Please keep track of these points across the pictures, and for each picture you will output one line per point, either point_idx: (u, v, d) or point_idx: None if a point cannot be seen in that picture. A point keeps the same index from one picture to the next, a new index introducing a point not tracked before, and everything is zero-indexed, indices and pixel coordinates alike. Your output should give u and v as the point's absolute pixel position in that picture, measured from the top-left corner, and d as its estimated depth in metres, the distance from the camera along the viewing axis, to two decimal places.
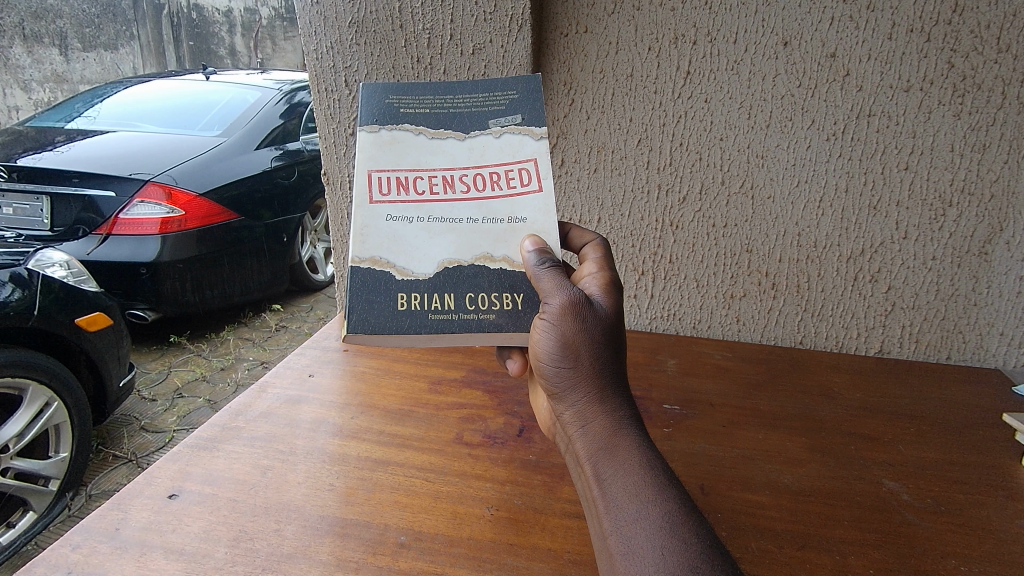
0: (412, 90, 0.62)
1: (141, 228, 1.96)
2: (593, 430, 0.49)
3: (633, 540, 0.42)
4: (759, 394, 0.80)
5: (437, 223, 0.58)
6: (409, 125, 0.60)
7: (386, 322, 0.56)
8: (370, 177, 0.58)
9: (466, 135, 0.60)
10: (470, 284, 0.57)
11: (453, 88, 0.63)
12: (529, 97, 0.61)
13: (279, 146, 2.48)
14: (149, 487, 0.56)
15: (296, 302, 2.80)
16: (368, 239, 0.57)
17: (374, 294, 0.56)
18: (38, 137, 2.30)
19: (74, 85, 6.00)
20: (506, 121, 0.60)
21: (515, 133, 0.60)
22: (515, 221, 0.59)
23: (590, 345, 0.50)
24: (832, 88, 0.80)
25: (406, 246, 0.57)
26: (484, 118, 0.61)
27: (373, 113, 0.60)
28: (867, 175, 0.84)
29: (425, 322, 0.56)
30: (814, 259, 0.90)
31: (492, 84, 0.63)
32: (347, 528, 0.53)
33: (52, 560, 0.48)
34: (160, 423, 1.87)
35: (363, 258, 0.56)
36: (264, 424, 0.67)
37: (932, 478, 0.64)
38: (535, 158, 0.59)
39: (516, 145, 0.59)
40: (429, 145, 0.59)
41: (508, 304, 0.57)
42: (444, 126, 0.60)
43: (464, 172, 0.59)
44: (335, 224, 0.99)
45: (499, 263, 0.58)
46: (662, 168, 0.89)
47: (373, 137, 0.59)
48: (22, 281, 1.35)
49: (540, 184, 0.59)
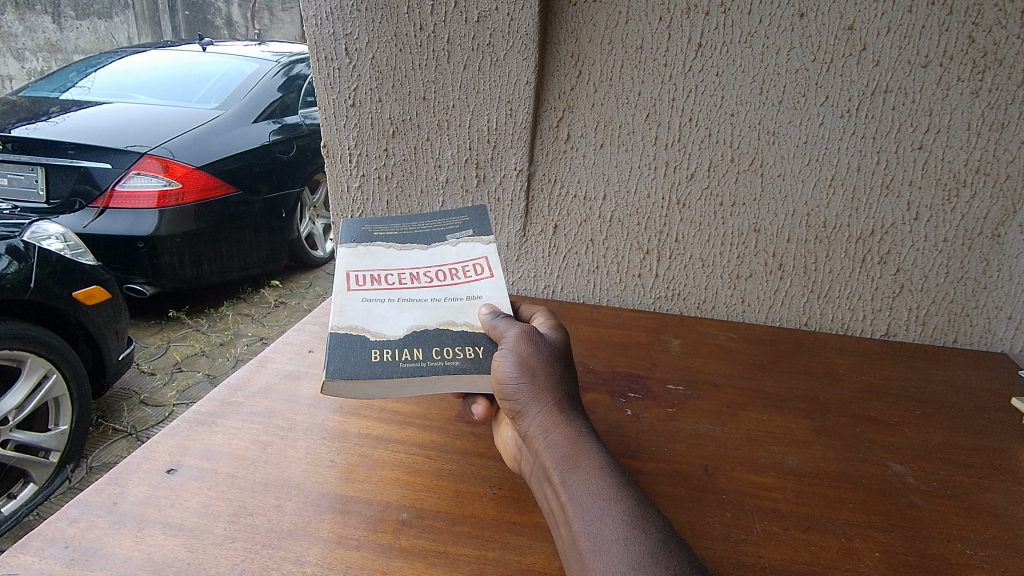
0: (383, 223, 0.74)
1: (138, 201, 1.93)
2: (555, 440, 0.48)
3: (599, 535, 0.41)
4: (764, 375, 0.80)
5: (406, 302, 0.63)
6: (380, 242, 0.70)
7: (362, 369, 0.53)
8: (348, 275, 0.65)
9: (428, 245, 0.70)
10: (436, 341, 0.58)
11: (416, 219, 0.75)
12: (478, 219, 0.75)
13: (278, 120, 2.45)
14: (147, 461, 0.56)
15: (295, 279, 2.79)
16: (344, 313, 0.60)
17: (350, 351, 0.55)
18: (32, 106, 2.26)
19: (68, 54, 5.90)
20: (460, 235, 0.72)
21: (468, 242, 0.71)
22: (472, 299, 0.64)
23: (546, 362, 0.52)
24: (848, 63, 0.78)
25: (379, 318, 0.60)
26: (443, 235, 0.72)
27: (352, 236, 0.71)
28: (881, 154, 0.82)
29: (397, 369, 0.54)
30: (823, 239, 0.89)
31: (447, 214, 0.76)
32: (348, 505, 0.52)
33: (49, 534, 0.47)
34: (159, 397, 1.87)
35: (340, 327, 0.58)
36: (264, 400, 0.67)
37: (938, 461, 0.64)
38: (487, 255, 0.69)
39: (470, 249, 0.70)
40: (398, 254, 0.68)
41: (470, 353, 0.56)
42: (410, 241, 0.70)
43: (428, 269, 0.67)
44: (335, 196, 0.97)
45: (461, 327, 0.60)
46: (670, 144, 0.86)
47: (352, 251, 0.68)
48: (19, 254, 1.33)
49: (491, 273, 0.67)
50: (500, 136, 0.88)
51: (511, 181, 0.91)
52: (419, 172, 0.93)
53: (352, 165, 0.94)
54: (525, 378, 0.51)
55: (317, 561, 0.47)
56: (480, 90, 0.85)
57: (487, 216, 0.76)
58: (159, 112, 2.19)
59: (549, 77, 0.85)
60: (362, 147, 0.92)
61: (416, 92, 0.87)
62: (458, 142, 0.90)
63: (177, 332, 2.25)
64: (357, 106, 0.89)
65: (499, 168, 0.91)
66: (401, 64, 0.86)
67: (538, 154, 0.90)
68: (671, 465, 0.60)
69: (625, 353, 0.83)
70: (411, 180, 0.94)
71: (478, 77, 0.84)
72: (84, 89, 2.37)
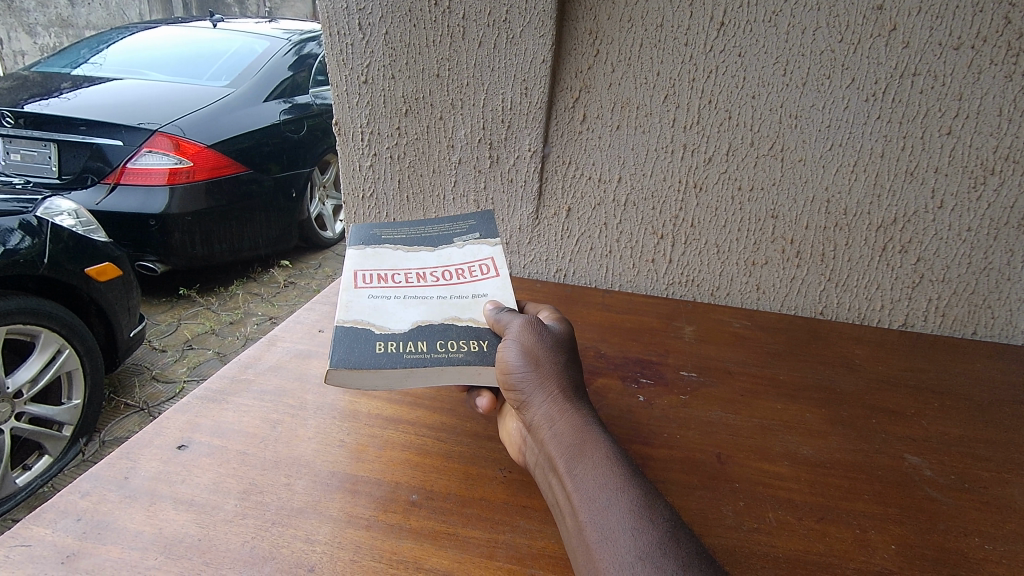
0: (391, 226, 0.76)
1: (149, 178, 1.93)
2: (561, 429, 0.47)
3: (606, 525, 0.41)
4: (779, 364, 0.79)
5: (411, 299, 0.62)
6: (388, 244, 0.71)
7: (366, 359, 0.53)
8: (355, 274, 0.65)
9: (435, 248, 0.71)
10: (440, 334, 0.57)
11: (424, 224, 0.77)
12: (485, 222, 0.77)
13: (289, 99, 2.44)
14: (158, 437, 0.56)
15: (305, 259, 2.79)
16: (350, 308, 0.60)
17: (354, 342, 0.55)
18: (43, 82, 2.26)
19: (80, 30, 5.90)
20: (467, 237, 0.73)
21: (474, 243, 0.72)
22: (477, 296, 0.64)
23: (550, 352, 0.52)
24: (875, 44, 0.75)
25: (385, 313, 0.60)
26: (450, 237, 0.73)
27: (360, 239, 0.72)
28: (907, 139, 0.80)
29: (401, 359, 0.54)
30: (842, 227, 0.87)
31: (455, 218, 0.78)
32: (358, 485, 0.52)
33: (61, 506, 0.47)
34: (170, 373, 1.89)
35: (346, 320, 0.58)
36: (274, 378, 0.66)
37: (957, 454, 0.62)
38: (493, 255, 0.69)
39: (476, 250, 0.70)
40: (405, 255, 0.69)
41: (475, 347, 0.56)
42: (417, 245, 0.71)
43: (434, 269, 0.67)
44: (346, 175, 0.97)
45: (465, 322, 0.59)
46: (688, 127, 0.84)
47: (360, 253, 0.69)
48: (32, 230, 1.33)
49: (496, 271, 0.67)
50: (515, 116, 0.86)
51: (525, 163, 0.89)
52: (431, 152, 0.92)
53: (363, 143, 0.93)
54: (530, 368, 0.51)
55: (327, 539, 0.46)
56: (495, 68, 0.84)
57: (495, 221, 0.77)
58: (170, 89, 2.19)
59: (565, 55, 0.83)
60: (373, 125, 0.91)
61: (429, 70, 0.86)
62: (471, 122, 0.88)
63: (188, 310, 2.26)
64: (370, 83, 0.88)
65: (513, 149, 0.89)
66: (414, 40, 0.84)
67: (552, 135, 0.88)
68: (683, 452, 0.60)
69: (637, 339, 0.82)
70: (423, 159, 0.93)
71: (493, 54, 0.83)
72: (95, 65, 2.36)
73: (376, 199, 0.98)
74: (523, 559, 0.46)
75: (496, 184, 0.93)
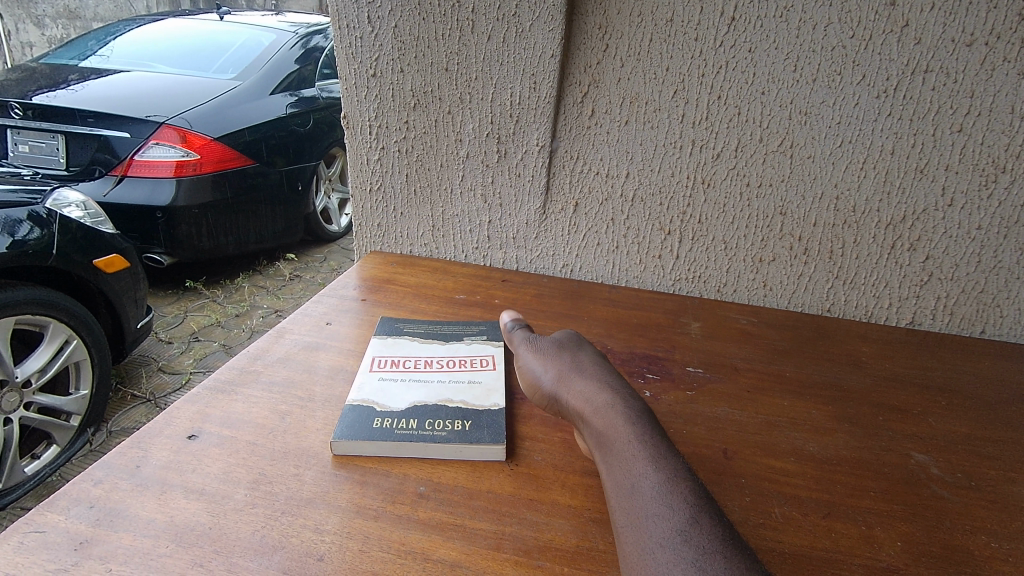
0: (410, 320, 0.79)
1: (156, 171, 1.94)
2: (594, 430, 0.51)
3: (632, 511, 0.42)
4: (786, 360, 0.79)
5: (416, 380, 0.64)
6: (407, 335, 0.74)
7: (361, 435, 0.55)
8: (372, 359, 0.68)
9: (447, 341, 0.73)
10: (431, 413, 0.59)
11: (439, 322, 0.79)
12: (494, 328, 0.78)
13: (295, 92, 2.45)
14: (169, 427, 0.56)
15: (311, 253, 2.80)
16: (361, 387, 0.63)
17: (355, 419, 0.57)
18: (52, 73, 2.27)
19: (87, 22, 5.91)
20: (474, 337, 0.75)
21: (480, 343, 0.74)
22: (474, 383, 0.65)
23: (571, 374, 0.58)
24: (887, 40, 0.75)
25: (390, 392, 0.62)
26: (461, 335, 0.75)
27: (382, 330, 0.75)
28: (918, 136, 0.79)
29: (392, 434, 0.55)
30: (851, 225, 0.86)
31: (467, 321, 0.79)
32: (367, 476, 0.53)
33: (74, 493, 0.48)
34: (177, 365, 1.90)
35: (355, 399, 0.61)
36: (283, 369, 0.67)
37: (964, 453, 0.62)
38: (494, 355, 0.71)
39: (479, 350, 0.72)
40: (419, 345, 0.72)
41: (459, 426, 0.57)
42: (432, 337, 0.74)
43: (441, 358, 0.69)
44: (354, 168, 0.97)
45: (457, 405, 0.61)
46: (697, 123, 0.84)
47: (381, 341, 0.73)
48: (41, 221, 1.34)
49: (495, 367, 0.68)
50: (524, 110, 0.86)
51: (533, 157, 0.89)
52: (438, 146, 0.92)
53: (371, 137, 0.94)
54: (562, 391, 0.57)
55: (335, 530, 0.47)
56: (504, 63, 0.84)
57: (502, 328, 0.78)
58: (178, 81, 2.19)
59: (574, 50, 0.83)
60: (382, 118, 0.92)
61: (438, 64, 0.86)
62: (480, 116, 0.88)
63: (194, 302, 2.27)
64: (378, 76, 0.89)
65: (521, 144, 0.89)
66: (423, 34, 0.85)
67: (561, 130, 0.88)
68: (689, 448, 0.60)
69: (643, 334, 0.82)
70: (431, 154, 0.93)
71: (502, 48, 0.83)
72: (103, 57, 2.37)
73: (383, 192, 0.98)
74: (530, 551, 0.46)
75: (503, 178, 0.93)
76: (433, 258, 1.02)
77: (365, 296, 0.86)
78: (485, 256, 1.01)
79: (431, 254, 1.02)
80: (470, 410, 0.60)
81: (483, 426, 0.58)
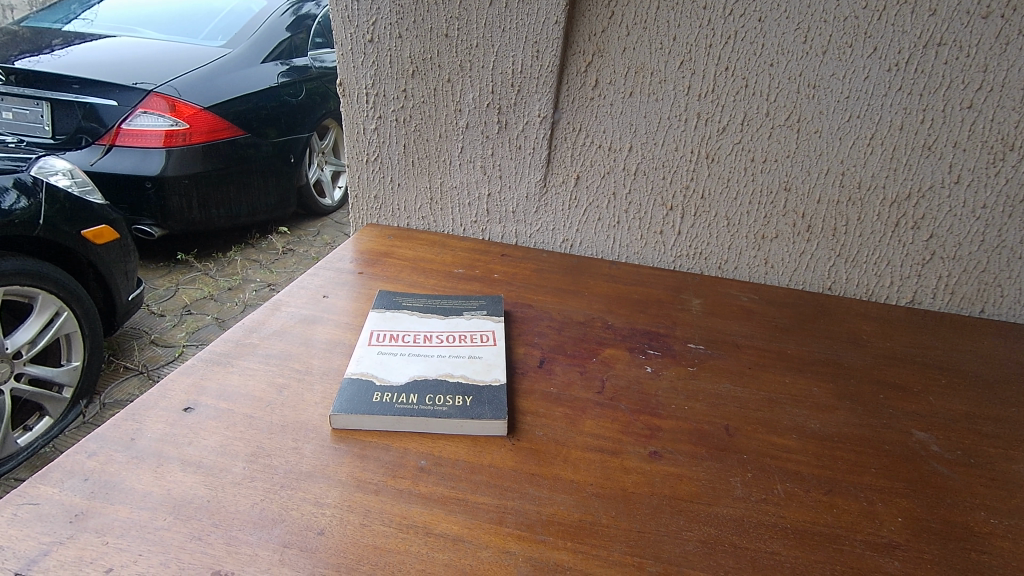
0: (410, 294, 0.77)
1: (145, 139, 1.89)
2: None
3: None
4: (787, 338, 0.78)
5: (414, 355, 0.63)
6: (406, 309, 0.73)
7: (362, 408, 0.54)
8: (370, 333, 0.67)
9: (446, 316, 0.72)
10: (431, 388, 0.58)
11: (438, 296, 0.78)
12: (494, 302, 0.77)
13: (287, 61, 2.39)
14: (164, 399, 0.55)
15: (304, 226, 2.76)
16: (360, 361, 0.62)
17: (356, 393, 0.57)
18: (34, 37, 2.19)
19: None
20: (473, 311, 0.74)
21: (479, 317, 0.73)
22: (474, 359, 0.64)
23: None
24: (902, 11, 0.73)
25: (390, 366, 0.61)
26: (460, 310, 0.74)
27: (381, 303, 0.74)
28: (927, 112, 0.78)
29: (392, 408, 0.55)
30: (856, 201, 0.85)
31: (467, 296, 0.78)
32: (366, 450, 0.52)
33: (68, 466, 0.47)
34: (169, 338, 1.89)
35: (354, 372, 0.60)
36: (279, 342, 0.66)
37: (964, 431, 0.62)
38: (494, 329, 0.70)
39: (479, 324, 0.71)
40: (418, 319, 0.71)
41: (459, 401, 0.56)
42: (431, 312, 0.73)
43: (440, 333, 0.68)
44: (350, 137, 0.95)
45: (457, 379, 0.60)
46: (703, 95, 0.82)
47: (380, 315, 0.71)
48: (27, 189, 1.31)
49: (494, 342, 0.67)
50: (526, 80, 0.84)
51: (534, 129, 0.87)
52: (438, 116, 0.90)
53: (368, 105, 0.91)
54: None
55: (335, 503, 0.46)
56: (506, 29, 0.81)
57: (502, 303, 0.77)
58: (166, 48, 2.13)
59: (579, 17, 0.81)
60: (379, 86, 0.89)
61: (438, 29, 0.83)
62: (481, 85, 0.86)
63: (186, 275, 2.25)
64: (376, 42, 0.86)
65: (522, 114, 0.87)
66: None
67: (563, 100, 0.86)
68: (691, 424, 0.59)
69: (645, 311, 0.81)
70: (429, 124, 0.90)
71: (504, 14, 0.80)
72: (87, 21, 2.29)
73: (381, 163, 0.96)
74: (532, 526, 0.45)
75: (503, 150, 0.90)
76: (431, 232, 1.00)
77: (361, 270, 0.84)
78: (485, 230, 0.99)
79: (429, 227, 1.00)
80: (471, 385, 0.59)
81: (485, 401, 0.57)
